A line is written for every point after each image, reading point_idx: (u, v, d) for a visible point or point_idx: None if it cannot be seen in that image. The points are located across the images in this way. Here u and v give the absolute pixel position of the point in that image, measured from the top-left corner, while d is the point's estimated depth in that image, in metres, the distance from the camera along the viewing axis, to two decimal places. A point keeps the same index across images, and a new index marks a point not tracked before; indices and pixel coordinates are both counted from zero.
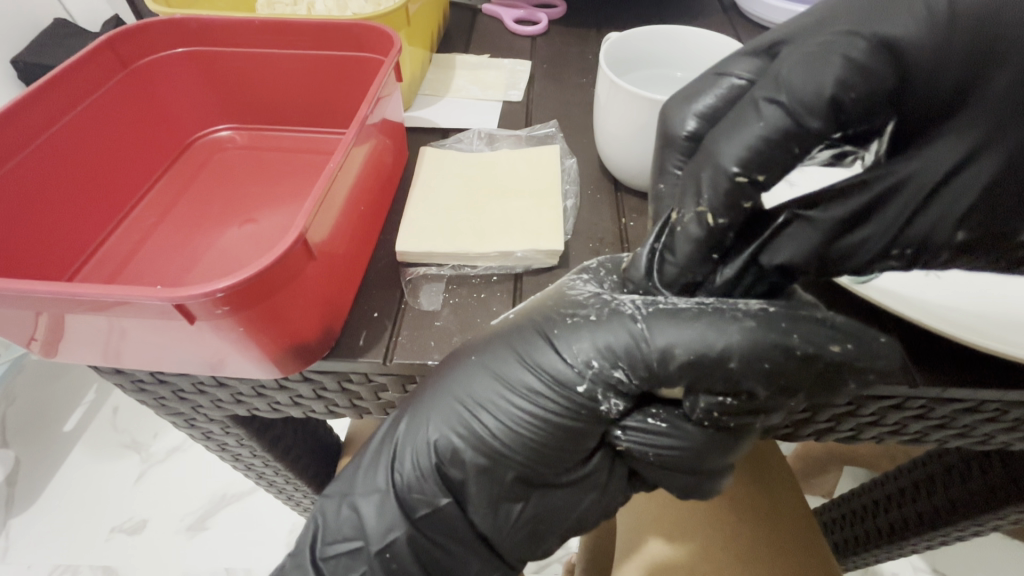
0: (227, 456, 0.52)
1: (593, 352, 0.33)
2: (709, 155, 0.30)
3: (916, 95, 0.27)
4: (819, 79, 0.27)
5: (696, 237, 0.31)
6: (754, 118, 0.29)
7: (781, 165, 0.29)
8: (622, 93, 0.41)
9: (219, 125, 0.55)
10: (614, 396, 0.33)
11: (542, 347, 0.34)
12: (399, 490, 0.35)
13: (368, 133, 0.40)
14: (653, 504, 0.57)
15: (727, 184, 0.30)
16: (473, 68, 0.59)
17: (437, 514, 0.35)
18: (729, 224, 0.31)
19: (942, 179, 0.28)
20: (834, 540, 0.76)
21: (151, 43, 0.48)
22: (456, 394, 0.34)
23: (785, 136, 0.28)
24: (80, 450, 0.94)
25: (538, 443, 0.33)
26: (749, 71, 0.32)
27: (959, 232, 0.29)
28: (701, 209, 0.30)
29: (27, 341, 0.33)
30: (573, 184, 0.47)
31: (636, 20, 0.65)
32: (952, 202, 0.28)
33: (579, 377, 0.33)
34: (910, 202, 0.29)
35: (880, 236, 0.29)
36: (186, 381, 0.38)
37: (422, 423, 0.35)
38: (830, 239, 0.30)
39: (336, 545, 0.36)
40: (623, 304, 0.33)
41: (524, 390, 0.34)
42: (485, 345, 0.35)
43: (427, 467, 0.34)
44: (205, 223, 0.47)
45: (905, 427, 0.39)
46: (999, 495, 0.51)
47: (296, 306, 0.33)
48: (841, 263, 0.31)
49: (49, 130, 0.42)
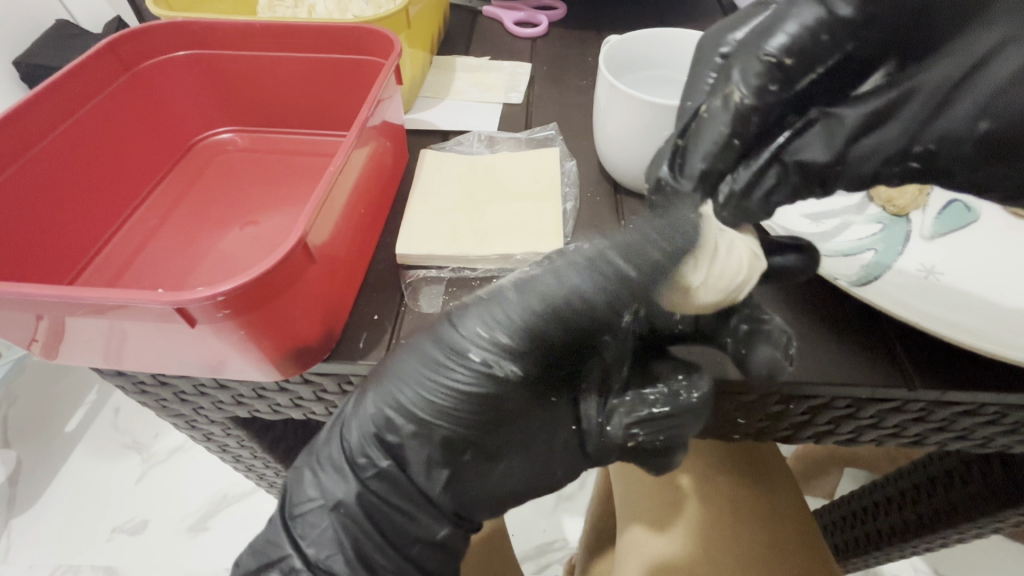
0: (227, 457, 0.52)
1: (482, 325, 0.34)
2: (757, 49, 0.32)
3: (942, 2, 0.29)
4: None
5: (727, 116, 0.33)
6: (788, 16, 0.32)
7: (817, 53, 0.31)
8: (621, 96, 0.41)
9: (220, 127, 0.55)
10: (508, 361, 0.34)
11: (453, 325, 0.35)
12: (348, 458, 0.36)
13: (369, 135, 0.40)
14: (652, 505, 0.58)
15: (762, 64, 0.31)
16: (474, 70, 0.59)
17: (387, 477, 0.36)
18: (755, 107, 0.32)
19: (957, 82, 0.30)
20: (834, 542, 0.76)
21: (153, 46, 0.49)
22: (391, 376, 0.35)
23: (818, 25, 0.31)
24: (82, 450, 0.94)
25: (455, 414, 0.34)
26: None
27: (983, 122, 0.30)
28: (731, 89, 0.32)
29: (28, 343, 0.33)
30: (573, 187, 0.47)
31: (636, 22, 0.65)
32: (986, 93, 0.30)
33: (483, 352, 0.33)
34: (928, 105, 0.31)
35: (895, 141, 0.32)
36: (186, 382, 0.38)
37: (363, 398, 0.36)
38: (851, 140, 0.32)
39: (303, 509, 0.37)
40: (504, 282, 0.35)
41: (438, 363, 0.34)
42: (421, 330, 0.36)
43: (368, 439, 0.35)
44: (206, 225, 0.48)
45: (905, 430, 0.39)
46: (999, 498, 0.51)
47: (297, 308, 0.33)
48: (855, 169, 0.33)
49: (51, 134, 0.42)
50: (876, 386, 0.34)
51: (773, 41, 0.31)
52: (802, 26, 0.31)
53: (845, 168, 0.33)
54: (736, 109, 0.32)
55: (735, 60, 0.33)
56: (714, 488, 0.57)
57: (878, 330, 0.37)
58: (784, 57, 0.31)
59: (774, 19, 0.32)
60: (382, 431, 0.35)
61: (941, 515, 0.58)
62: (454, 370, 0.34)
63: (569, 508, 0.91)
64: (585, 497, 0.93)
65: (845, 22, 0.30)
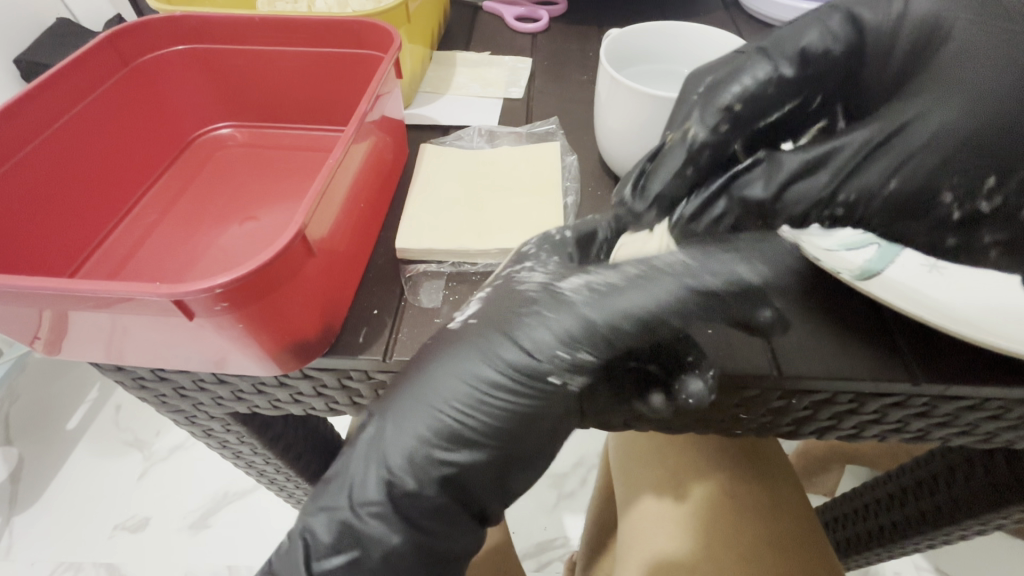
0: (228, 454, 0.52)
1: (556, 344, 0.33)
2: (705, 97, 0.38)
3: (869, 71, 0.37)
4: (805, 38, 0.37)
5: (682, 156, 0.38)
6: (748, 64, 0.37)
7: (757, 104, 0.37)
8: (622, 89, 0.41)
9: (220, 122, 0.55)
10: (577, 376, 0.33)
11: (503, 344, 0.34)
12: (395, 499, 0.33)
13: (368, 129, 0.39)
14: (654, 501, 0.57)
15: (715, 111, 0.37)
16: (474, 65, 0.59)
17: (439, 509, 0.33)
18: (707, 143, 0.37)
19: (890, 134, 0.35)
20: (836, 539, 0.76)
21: (151, 41, 0.48)
22: (429, 396, 0.33)
23: (767, 80, 0.36)
24: (83, 448, 0.94)
25: (503, 432, 0.33)
26: (778, 58, 0.37)
27: (891, 183, 0.35)
28: (687, 127, 0.38)
29: (30, 339, 0.34)
30: (573, 181, 0.47)
31: (637, 17, 0.65)
32: (909, 148, 0.34)
33: (546, 368, 0.33)
34: (862, 151, 0.35)
35: (817, 189, 0.36)
36: (187, 378, 0.38)
37: (408, 424, 0.33)
38: (791, 180, 0.36)
39: (331, 559, 0.33)
40: (565, 294, 0.34)
41: (495, 380, 0.33)
42: (457, 348, 0.34)
43: (423, 470, 0.33)
44: (205, 221, 0.47)
45: (908, 425, 0.39)
46: (1002, 493, 0.51)
47: (296, 301, 0.32)
48: (782, 215, 0.37)
49: (49, 130, 0.42)
50: (879, 380, 0.34)
51: (712, 112, 0.37)
52: (745, 85, 0.36)
53: (781, 209, 0.37)
54: (692, 148, 0.37)
55: (688, 110, 0.38)
56: (714, 484, 0.57)
57: (879, 321, 0.37)
58: (733, 109, 0.37)
59: (734, 70, 0.37)
60: (432, 464, 0.33)
61: (943, 511, 0.59)
62: (510, 380, 0.33)
63: (570, 505, 0.91)
64: (585, 495, 0.93)
65: (789, 80, 0.37)
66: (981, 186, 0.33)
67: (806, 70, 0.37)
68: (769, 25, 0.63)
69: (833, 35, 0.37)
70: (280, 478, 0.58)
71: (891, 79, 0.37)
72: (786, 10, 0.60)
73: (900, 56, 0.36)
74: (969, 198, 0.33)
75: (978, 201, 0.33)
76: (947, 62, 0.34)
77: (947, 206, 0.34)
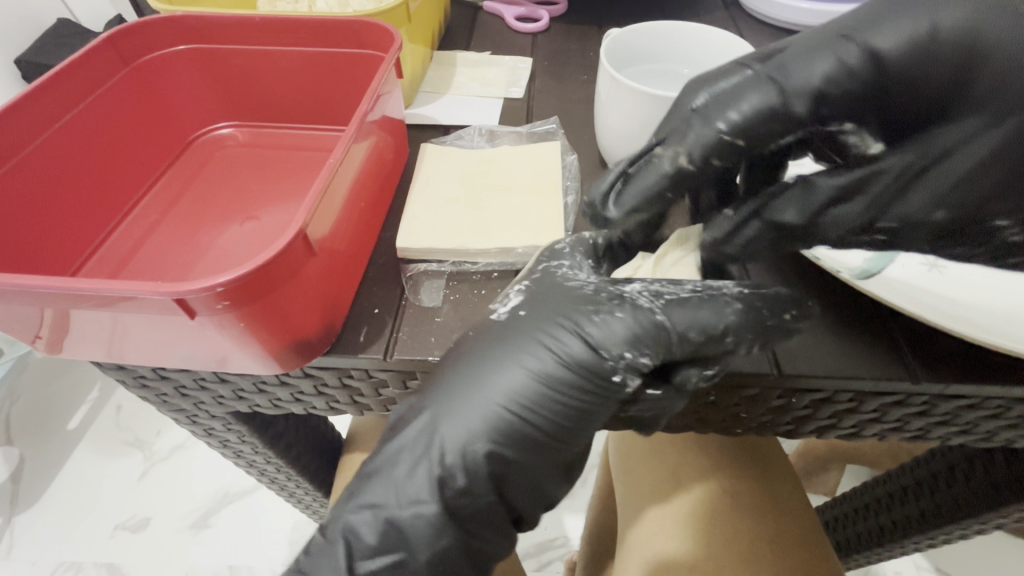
0: (229, 454, 0.52)
1: (625, 344, 0.33)
2: (702, 116, 0.33)
3: (908, 78, 0.31)
4: (811, 71, 0.32)
5: (665, 175, 0.34)
6: (751, 92, 0.33)
7: (764, 138, 0.33)
8: (622, 89, 0.41)
9: (220, 122, 0.55)
10: (638, 378, 0.33)
11: (568, 339, 0.34)
12: (450, 506, 0.32)
13: (368, 129, 0.39)
14: (654, 501, 0.58)
15: (714, 138, 0.33)
16: (474, 65, 0.59)
17: (487, 509, 0.33)
18: (698, 172, 0.34)
19: (933, 161, 0.33)
20: (836, 539, 0.76)
21: (152, 41, 0.49)
22: (487, 388, 0.33)
23: (771, 112, 0.33)
24: (84, 448, 0.95)
25: (558, 428, 0.33)
26: (794, 86, 0.32)
27: (938, 212, 0.33)
28: (681, 150, 0.33)
29: (32, 338, 0.34)
30: (574, 181, 0.47)
31: (636, 17, 0.65)
32: (948, 176, 0.33)
33: (611, 367, 0.33)
34: (900, 180, 0.34)
35: (863, 212, 0.34)
36: (188, 377, 0.38)
37: (461, 418, 0.33)
38: (820, 211, 0.34)
39: (374, 560, 0.33)
40: (633, 297, 0.34)
41: (557, 379, 0.33)
42: (515, 341, 0.34)
43: (479, 466, 0.32)
44: (206, 221, 0.47)
45: (908, 423, 0.39)
46: (1002, 493, 0.51)
47: (296, 300, 0.33)
48: (825, 234, 0.35)
49: (50, 130, 0.42)
50: (879, 377, 0.34)
51: (688, 145, 0.33)
52: (748, 112, 0.33)
53: (817, 232, 0.35)
54: (680, 169, 0.34)
55: (684, 125, 0.34)
56: (714, 484, 0.57)
57: (874, 316, 0.37)
58: (736, 139, 0.33)
59: (730, 94, 0.33)
60: (485, 462, 0.32)
61: (943, 510, 0.58)
62: (570, 380, 0.33)
63: (570, 505, 0.91)
64: (585, 495, 0.93)
65: (800, 114, 0.33)
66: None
67: (826, 97, 0.32)
68: (769, 25, 0.64)
69: (848, 65, 0.32)
70: (280, 478, 0.58)
71: (936, 96, 0.32)
72: (787, 10, 0.60)
73: (948, 67, 0.30)
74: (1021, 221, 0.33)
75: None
76: (988, 84, 0.30)
77: (1005, 228, 0.33)
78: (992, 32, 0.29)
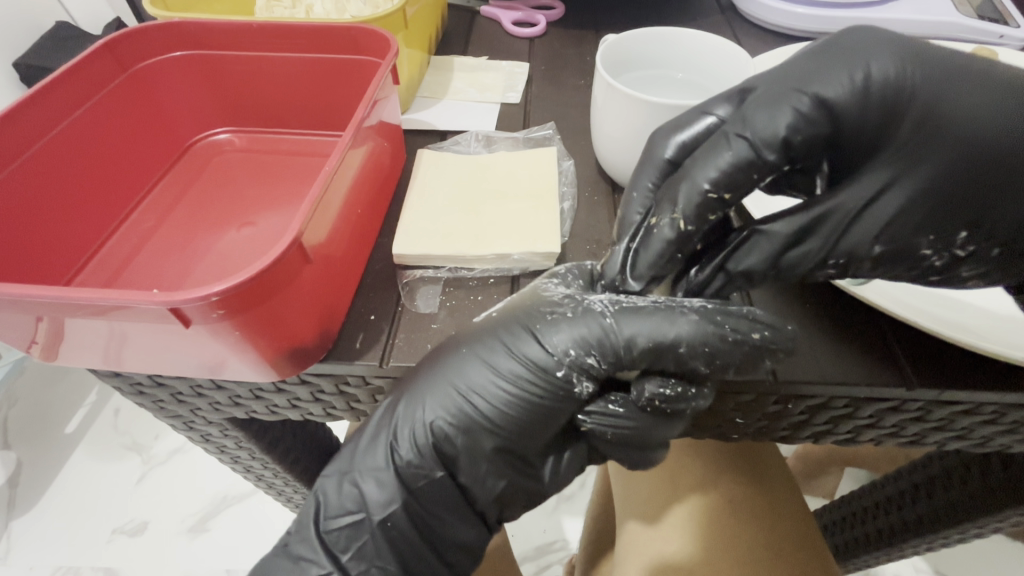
0: (226, 459, 0.52)
1: (570, 342, 0.34)
2: (687, 174, 0.32)
3: (849, 139, 0.31)
4: (776, 123, 0.30)
5: (671, 239, 0.33)
6: (724, 150, 0.31)
7: (744, 188, 0.31)
8: (619, 95, 0.41)
9: (218, 127, 0.55)
10: (586, 378, 0.34)
11: (525, 337, 0.35)
12: (403, 474, 0.35)
13: (365, 135, 0.39)
14: (653, 503, 0.58)
15: (700, 198, 0.31)
16: (472, 69, 0.59)
17: (435, 486, 0.35)
18: (697, 230, 0.32)
19: (864, 205, 0.31)
20: (834, 542, 0.75)
21: (149, 48, 0.48)
22: (447, 378, 0.35)
23: (748, 165, 0.31)
24: (82, 452, 0.94)
25: (508, 420, 0.35)
26: (759, 137, 0.31)
27: (878, 245, 0.32)
28: (676, 216, 0.32)
29: (28, 345, 0.34)
30: (570, 186, 0.47)
31: (633, 22, 0.65)
32: (875, 223, 0.31)
33: (556, 363, 0.34)
34: (837, 224, 0.32)
35: (819, 250, 0.32)
36: (184, 383, 0.38)
37: (417, 402, 0.35)
38: (783, 250, 0.32)
39: (339, 519, 0.36)
40: (593, 303, 0.35)
41: (506, 371, 0.34)
42: (479, 338, 0.35)
43: (427, 442, 0.35)
44: (202, 225, 0.48)
45: (903, 429, 0.39)
46: (998, 496, 0.51)
47: (291, 308, 0.32)
48: (789, 274, 0.33)
49: (49, 136, 0.42)
50: (874, 385, 0.34)
51: (677, 205, 0.32)
52: (727, 168, 0.31)
53: (780, 273, 0.33)
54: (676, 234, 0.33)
55: (671, 189, 0.33)
56: (713, 488, 0.57)
57: (875, 326, 0.37)
58: (717, 191, 0.31)
59: (703, 155, 0.32)
60: (433, 439, 0.35)
61: (941, 515, 0.58)
62: (519, 373, 0.34)
63: (569, 508, 0.91)
64: (585, 497, 0.93)
65: (772, 166, 0.31)
66: (954, 236, 0.31)
67: (789, 155, 0.31)
68: (766, 29, 0.64)
69: (806, 115, 0.30)
70: (278, 483, 0.58)
71: (868, 138, 0.31)
72: (782, 15, 0.60)
73: (878, 112, 0.30)
74: (946, 246, 0.32)
75: (956, 247, 0.32)
76: (915, 124, 0.30)
77: (929, 257, 0.32)
78: (918, 85, 0.30)
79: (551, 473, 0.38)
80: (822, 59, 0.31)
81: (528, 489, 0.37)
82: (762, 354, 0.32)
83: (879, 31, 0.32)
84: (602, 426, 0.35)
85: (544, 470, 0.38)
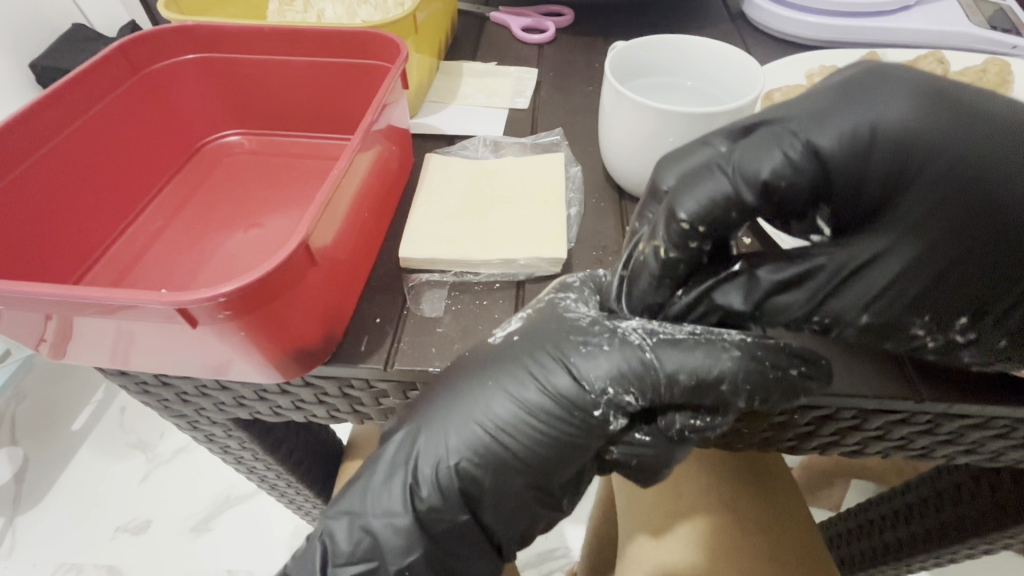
0: (229, 459, 0.52)
1: (607, 379, 0.34)
2: (668, 203, 0.32)
3: (842, 193, 0.29)
4: (760, 163, 0.30)
5: (651, 269, 0.33)
6: (706, 181, 0.31)
7: (720, 224, 0.31)
8: (627, 102, 0.41)
9: (229, 130, 0.56)
10: (622, 416, 0.34)
11: (554, 368, 0.35)
12: (422, 519, 0.34)
13: (373, 139, 0.40)
14: (655, 513, 0.57)
15: (676, 230, 0.31)
16: (481, 74, 0.59)
17: (460, 529, 0.35)
18: (681, 257, 0.32)
19: (860, 266, 0.31)
20: (840, 555, 0.74)
21: (162, 50, 0.49)
22: (468, 411, 0.35)
23: (725, 202, 0.30)
24: (87, 449, 0.95)
25: (535, 457, 0.34)
26: (739, 179, 0.30)
27: (865, 316, 0.32)
28: (656, 244, 0.32)
29: (37, 342, 0.34)
30: (577, 192, 0.47)
31: (642, 29, 0.65)
32: (868, 288, 0.31)
33: (593, 401, 0.34)
34: (833, 281, 0.31)
35: (802, 304, 0.32)
36: (189, 383, 0.38)
37: (440, 434, 0.35)
38: (766, 297, 0.33)
39: (348, 567, 0.35)
40: (630, 333, 0.34)
41: (533, 408, 0.34)
42: (504, 367, 0.35)
43: (450, 480, 0.34)
44: (213, 224, 0.48)
45: (912, 442, 0.39)
46: (1008, 511, 0.51)
47: (296, 311, 0.33)
48: (773, 319, 0.33)
49: (61, 136, 0.42)
50: (882, 398, 0.34)
51: (660, 233, 0.32)
52: (703, 201, 0.30)
53: (764, 317, 0.34)
54: (651, 267, 0.33)
55: (657, 214, 0.33)
56: (717, 497, 0.56)
57: None
58: (693, 224, 0.31)
59: (685, 185, 0.31)
60: (456, 479, 0.34)
61: (950, 529, 0.58)
62: (545, 410, 0.34)
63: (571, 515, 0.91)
64: (587, 503, 0.92)
65: (748, 207, 0.30)
66: (953, 322, 0.31)
67: (772, 198, 0.30)
68: (775, 38, 0.63)
69: (793, 161, 0.29)
70: (281, 485, 0.58)
71: (868, 200, 0.29)
72: (791, 24, 0.60)
73: (877, 175, 0.28)
74: (942, 330, 0.31)
75: (953, 333, 0.31)
76: (914, 198, 0.28)
77: (921, 336, 0.32)
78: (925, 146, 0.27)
79: (568, 503, 0.37)
80: (835, 99, 0.29)
81: (544, 517, 0.37)
82: (800, 388, 0.33)
83: (898, 70, 0.28)
84: (628, 455, 0.36)
85: (565, 505, 0.37)
